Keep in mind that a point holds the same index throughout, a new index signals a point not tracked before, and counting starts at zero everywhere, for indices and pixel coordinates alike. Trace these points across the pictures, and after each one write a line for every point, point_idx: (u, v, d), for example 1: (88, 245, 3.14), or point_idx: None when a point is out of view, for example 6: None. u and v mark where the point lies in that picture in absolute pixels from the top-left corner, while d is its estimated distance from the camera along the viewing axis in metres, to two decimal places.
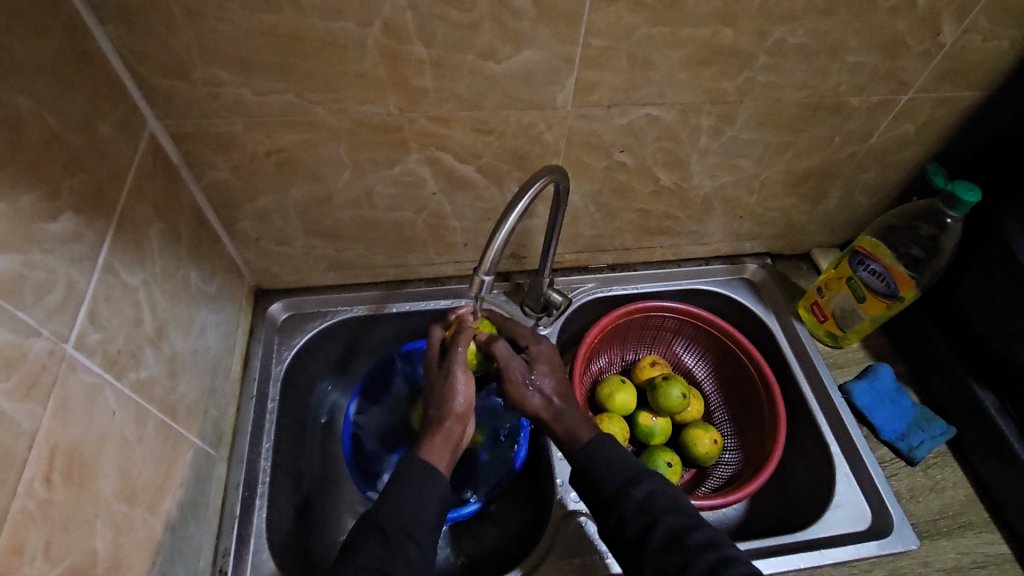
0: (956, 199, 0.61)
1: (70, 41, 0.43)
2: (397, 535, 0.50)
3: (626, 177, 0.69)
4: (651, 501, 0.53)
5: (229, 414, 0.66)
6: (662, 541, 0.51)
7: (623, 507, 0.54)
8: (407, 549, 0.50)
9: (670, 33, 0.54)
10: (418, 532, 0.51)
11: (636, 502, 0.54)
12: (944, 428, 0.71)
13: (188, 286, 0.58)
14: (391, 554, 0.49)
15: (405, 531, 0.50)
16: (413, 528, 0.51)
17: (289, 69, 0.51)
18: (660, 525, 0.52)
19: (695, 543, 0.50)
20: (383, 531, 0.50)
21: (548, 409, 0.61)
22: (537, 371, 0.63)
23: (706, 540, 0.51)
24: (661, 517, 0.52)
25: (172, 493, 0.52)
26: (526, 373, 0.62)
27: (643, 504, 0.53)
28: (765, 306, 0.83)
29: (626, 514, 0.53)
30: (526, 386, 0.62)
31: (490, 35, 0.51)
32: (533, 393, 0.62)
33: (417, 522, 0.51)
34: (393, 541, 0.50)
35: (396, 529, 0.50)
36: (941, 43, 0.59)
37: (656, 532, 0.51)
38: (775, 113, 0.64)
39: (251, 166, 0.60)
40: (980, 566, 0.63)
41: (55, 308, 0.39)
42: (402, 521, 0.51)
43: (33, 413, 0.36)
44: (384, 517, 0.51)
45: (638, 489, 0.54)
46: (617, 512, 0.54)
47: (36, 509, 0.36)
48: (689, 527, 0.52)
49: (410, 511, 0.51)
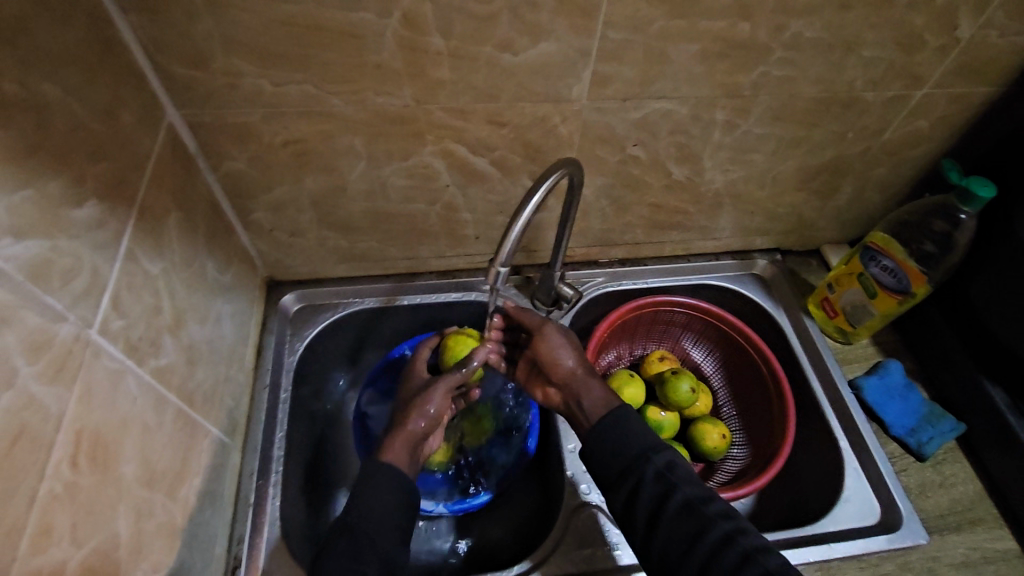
0: (970, 194, 0.61)
1: (94, 30, 0.43)
2: (368, 534, 0.51)
3: (638, 171, 0.69)
4: (669, 471, 0.54)
5: (243, 404, 0.66)
6: (680, 508, 0.51)
7: (639, 475, 0.54)
8: (376, 545, 0.51)
9: (687, 26, 0.54)
10: (385, 532, 0.52)
11: (654, 471, 0.54)
12: (953, 425, 0.71)
13: (204, 275, 0.59)
14: (362, 552, 0.50)
15: (373, 527, 0.51)
16: (383, 525, 0.52)
17: (307, 60, 0.52)
18: (678, 493, 0.52)
19: (711, 512, 0.51)
20: (353, 531, 0.51)
21: (574, 369, 0.63)
22: (567, 334, 0.66)
23: (723, 511, 0.52)
24: (679, 487, 0.53)
25: (189, 480, 0.52)
26: (561, 340, 0.65)
27: (662, 474, 0.54)
28: (775, 301, 0.84)
29: (642, 484, 0.54)
30: (559, 345, 0.65)
31: (508, 27, 0.51)
32: (565, 352, 0.64)
33: (382, 517, 0.52)
34: (361, 538, 0.51)
35: (364, 529, 0.51)
36: (957, 38, 0.58)
37: (674, 500, 0.52)
38: (790, 108, 0.64)
39: (267, 157, 0.60)
40: (989, 560, 0.63)
41: (80, 294, 0.39)
42: (370, 521, 0.52)
43: (60, 396, 0.37)
44: (354, 517, 0.52)
45: (658, 458, 0.55)
46: (632, 481, 0.54)
47: (63, 491, 0.36)
48: (704, 499, 0.52)
49: (380, 512, 0.53)
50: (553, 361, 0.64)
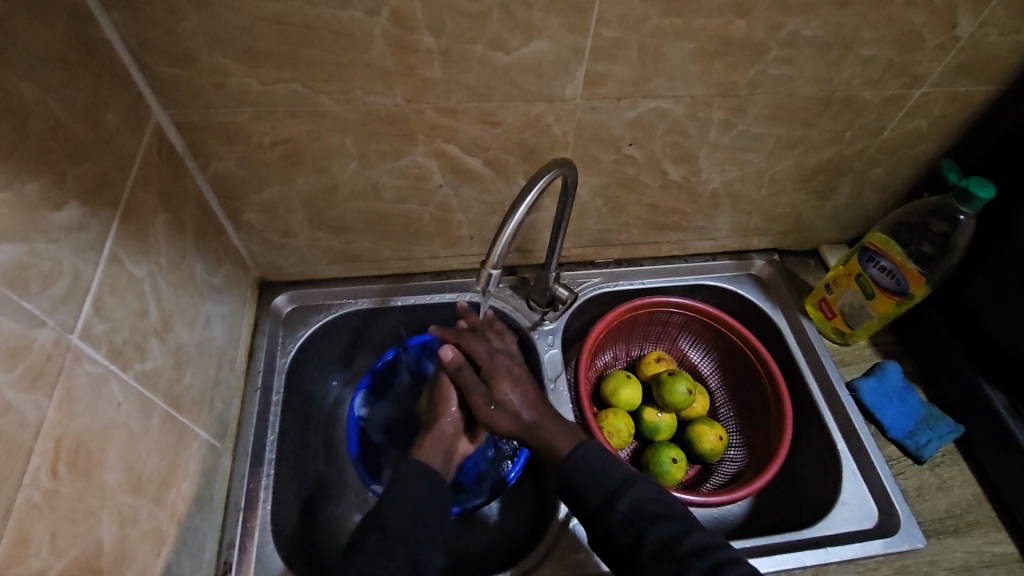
0: (970, 194, 0.61)
1: (75, 28, 0.42)
2: (400, 532, 0.51)
3: (634, 171, 0.69)
4: (637, 513, 0.52)
5: (234, 406, 0.65)
6: (654, 552, 0.50)
7: (610, 521, 0.53)
8: (401, 546, 0.51)
9: (682, 24, 0.53)
10: (419, 530, 0.52)
11: (622, 515, 0.52)
12: (952, 427, 0.70)
13: (193, 277, 0.58)
14: (392, 548, 0.50)
15: (404, 526, 0.51)
16: (416, 523, 0.52)
17: (296, 58, 0.51)
18: (649, 536, 0.51)
19: (686, 552, 0.50)
20: (385, 530, 0.51)
21: (519, 425, 0.60)
22: (497, 388, 0.61)
23: (697, 546, 0.50)
24: (649, 529, 0.51)
25: (177, 485, 0.51)
26: (485, 400, 0.61)
27: (631, 518, 0.52)
28: (772, 302, 0.83)
29: (614, 530, 0.52)
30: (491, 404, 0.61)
31: (500, 25, 0.51)
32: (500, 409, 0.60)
33: (415, 516, 0.52)
34: (392, 536, 0.51)
35: (396, 528, 0.51)
36: (957, 37, 0.58)
37: (646, 543, 0.51)
38: (787, 107, 0.63)
39: (257, 157, 0.59)
40: (988, 565, 0.63)
41: (60, 298, 0.39)
42: (401, 521, 0.51)
43: (39, 403, 0.36)
44: (386, 517, 0.52)
45: (622, 502, 0.53)
46: (605, 527, 0.53)
47: (41, 500, 0.35)
48: (678, 535, 0.51)
49: (410, 509, 0.52)
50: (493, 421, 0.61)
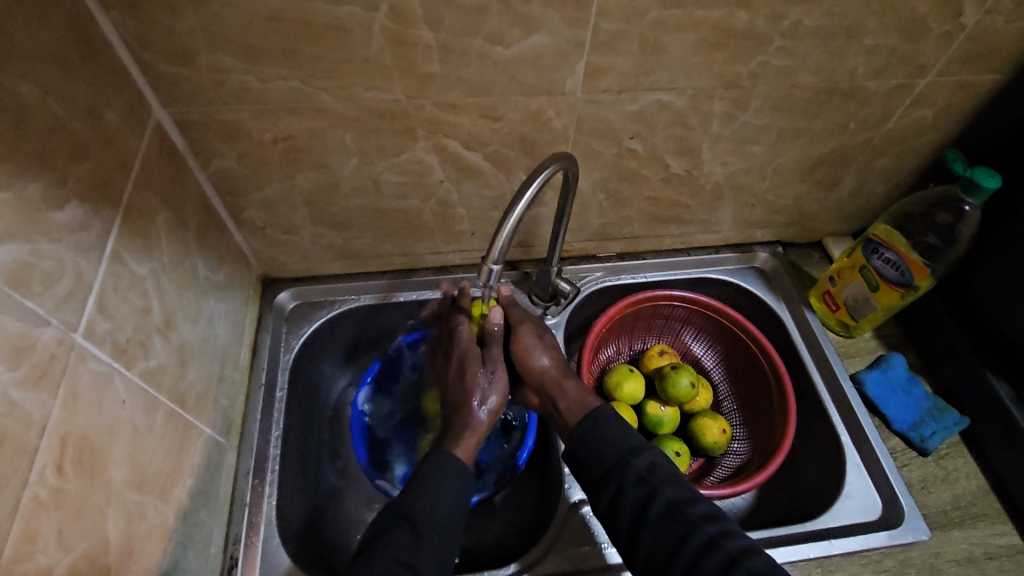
0: (975, 184, 0.60)
1: (74, 28, 0.42)
2: (429, 529, 0.51)
3: (636, 164, 0.68)
4: (651, 472, 0.54)
5: (238, 402, 0.66)
6: (662, 513, 0.52)
7: (621, 478, 0.54)
8: (427, 541, 0.50)
9: (682, 15, 0.52)
10: (446, 528, 0.52)
11: (637, 472, 0.54)
12: (956, 419, 0.70)
13: (195, 274, 0.58)
14: (422, 547, 0.50)
15: (433, 521, 0.51)
16: (442, 523, 0.52)
17: (295, 56, 0.51)
18: (660, 496, 0.53)
19: (695, 515, 0.52)
20: (415, 523, 0.51)
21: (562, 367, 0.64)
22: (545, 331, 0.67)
23: (706, 512, 0.52)
24: (661, 489, 0.53)
25: (182, 481, 0.52)
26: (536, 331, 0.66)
27: (643, 475, 0.54)
28: (776, 295, 0.83)
29: (624, 486, 0.54)
30: (539, 342, 0.65)
31: (498, 19, 0.50)
32: (539, 353, 0.64)
33: (443, 510, 0.52)
34: (421, 533, 0.50)
35: (426, 524, 0.51)
36: (962, 25, 0.57)
37: (657, 503, 0.53)
38: (790, 98, 0.62)
39: (258, 154, 0.59)
40: (992, 556, 0.63)
41: (63, 297, 0.39)
42: (432, 515, 0.52)
43: (43, 402, 0.36)
44: (413, 509, 0.52)
45: (639, 459, 0.55)
46: (614, 484, 0.54)
47: (47, 497, 0.36)
48: (687, 501, 0.53)
49: (438, 506, 0.52)
50: (528, 358, 0.64)
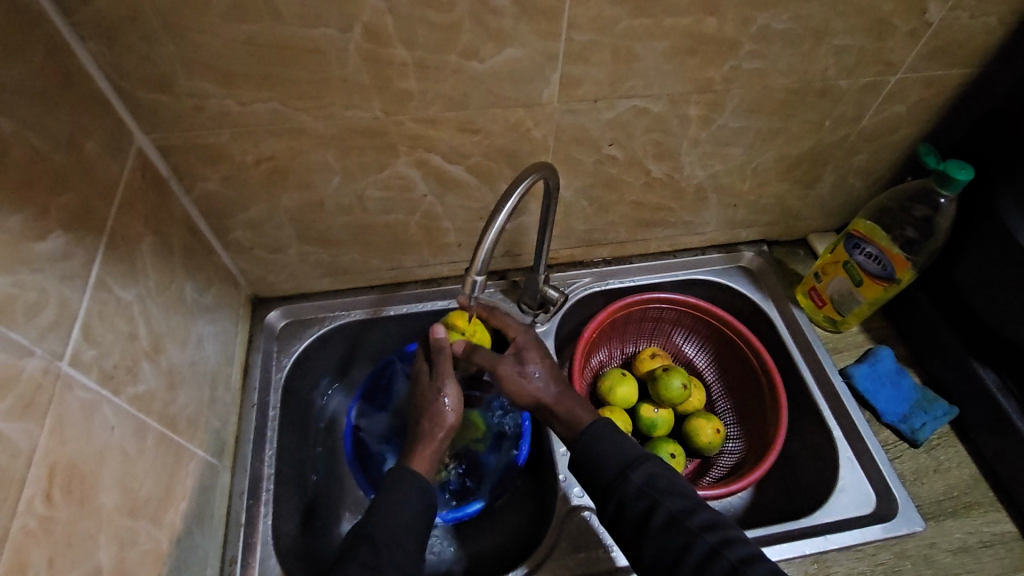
0: (948, 177, 0.61)
1: (52, 60, 0.43)
2: (387, 544, 0.51)
3: (616, 170, 0.69)
4: (651, 484, 0.55)
5: (231, 422, 0.66)
6: (663, 524, 0.52)
7: (622, 493, 0.55)
8: (395, 555, 0.51)
9: (653, 24, 0.53)
10: (400, 536, 0.52)
11: (635, 487, 0.55)
12: (946, 409, 0.71)
13: (183, 298, 0.59)
14: (381, 561, 0.50)
15: (392, 540, 0.52)
16: (400, 536, 0.52)
17: (273, 78, 0.52)
18: (661, 509, 0.53)
19: (695, 525, 0.52)
20: (374, 541, 0.51)
21: (546, 396, 0.63)
22: (527, 360, 0.65)
23: (706, 522, 0.52)
24: (660, 502, 0.53)
25: (175, 505, 0.52)
26: (516, 366, 0.65)
27: (643, 488, 0.54)
28: (763, 292, 0.83)
29: (626, 499, 0.54)
30: (521, 377, 0.64)
31: (471, 35, 0.51)
32: (529, 381, 0.64)
33: (400, 527, 0.53)
34: (381, 551, 0.51)
35: (384, 538, 0.51)
36: (928, 22, 0.58)
37: (657, 515, 0.53)
38: (764, 99, 0.63)
39: (241, 176, 0.60)
40: (987, 544, 0.63)
41: (47, 327, 0.39)
42: (390, 530, 0.52)
43: (29, 432, 0.36)
44: (386, 533, 0.52)
45: (637, 474, 0.55)
46: (616, 498, 0.55)
47: (36, 527, 0.36)
48: (688, 510, 0.53)
49: (395, 521, 0.53)
50: (516, 390, 0.64)
